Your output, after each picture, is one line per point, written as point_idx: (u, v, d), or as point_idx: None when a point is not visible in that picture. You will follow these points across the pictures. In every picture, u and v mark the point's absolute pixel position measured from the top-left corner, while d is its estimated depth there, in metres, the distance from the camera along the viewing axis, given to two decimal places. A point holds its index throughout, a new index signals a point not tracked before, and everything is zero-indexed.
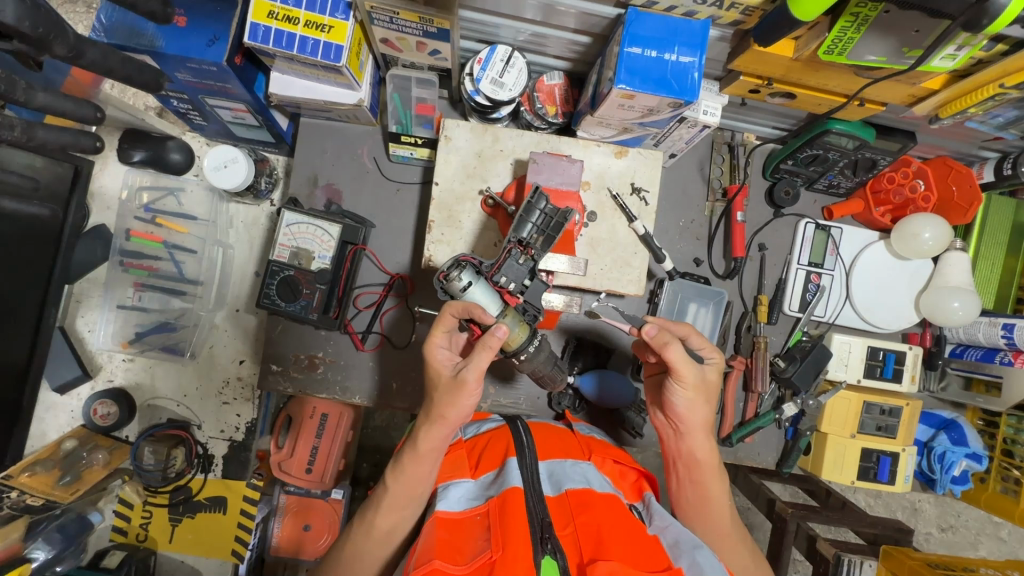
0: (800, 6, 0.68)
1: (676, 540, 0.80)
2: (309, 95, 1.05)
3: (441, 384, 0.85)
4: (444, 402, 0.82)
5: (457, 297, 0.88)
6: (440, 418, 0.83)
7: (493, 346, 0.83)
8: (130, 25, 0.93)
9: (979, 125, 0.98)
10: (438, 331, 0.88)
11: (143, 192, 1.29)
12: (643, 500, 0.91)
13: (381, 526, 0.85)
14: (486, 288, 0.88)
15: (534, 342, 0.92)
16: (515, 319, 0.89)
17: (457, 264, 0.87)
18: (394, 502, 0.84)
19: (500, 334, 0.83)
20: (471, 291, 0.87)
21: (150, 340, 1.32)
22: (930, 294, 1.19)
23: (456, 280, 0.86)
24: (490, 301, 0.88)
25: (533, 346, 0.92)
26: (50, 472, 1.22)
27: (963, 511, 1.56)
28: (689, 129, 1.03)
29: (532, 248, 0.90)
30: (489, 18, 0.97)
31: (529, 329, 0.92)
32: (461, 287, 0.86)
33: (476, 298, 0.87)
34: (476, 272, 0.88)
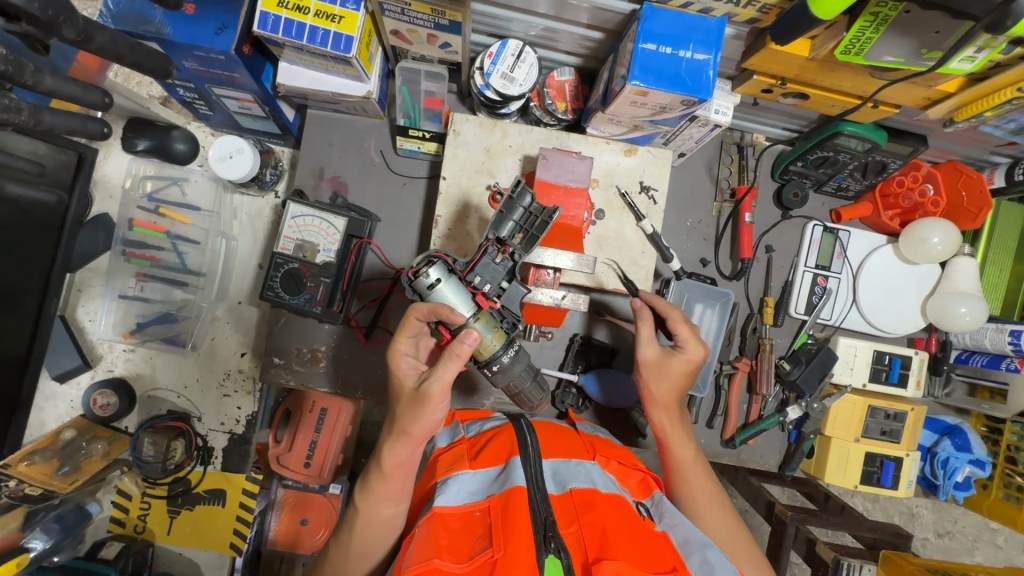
0: (821, 5, 0.68)
1: (686, 538, 0.79)
2: (317, 86, 1.04)
3: (404, 397, 0.84)
4: (410, 417, 0.81)
5: (426, 296, 0.85)
6: (431, 420, 0.82)
7: (463, 354, 0.80)
8: (138, 11, 0.92)
9: (993, 129, 0.98)
10: (403, 338, 0.87)
11: (148, 181, 1.29)
12: (649, 499, 0.90)
13: (381, 522, 0.85)
14: (457, 287, 0.85)
15: (508, 352, 0.88)
16: (488, 325, 0.87)
17: (429, 261, 0.85)
18: (392, 499, 0.84)
19: (468, 341, 0.80)
20: (440, 289, 0.84)
21: (151, 331, 1.31)
22: (938, 299, 1.18)
23: (424, 277, 0.83)
24: (461, 301, 0.85)
25: (507, 357, 0.88)
26: (49, 462, 1.21)
27: (962, 517, 1.56)
28: (700, 129, 1.02)
29: (510, 246, 0.88)
30: (501, 11, 0.96)
31: (504, 336, 0.88)
32: (431, 285, 0.84)
33: (446, 298, 0.84)
34: (447, 270, 0.86)
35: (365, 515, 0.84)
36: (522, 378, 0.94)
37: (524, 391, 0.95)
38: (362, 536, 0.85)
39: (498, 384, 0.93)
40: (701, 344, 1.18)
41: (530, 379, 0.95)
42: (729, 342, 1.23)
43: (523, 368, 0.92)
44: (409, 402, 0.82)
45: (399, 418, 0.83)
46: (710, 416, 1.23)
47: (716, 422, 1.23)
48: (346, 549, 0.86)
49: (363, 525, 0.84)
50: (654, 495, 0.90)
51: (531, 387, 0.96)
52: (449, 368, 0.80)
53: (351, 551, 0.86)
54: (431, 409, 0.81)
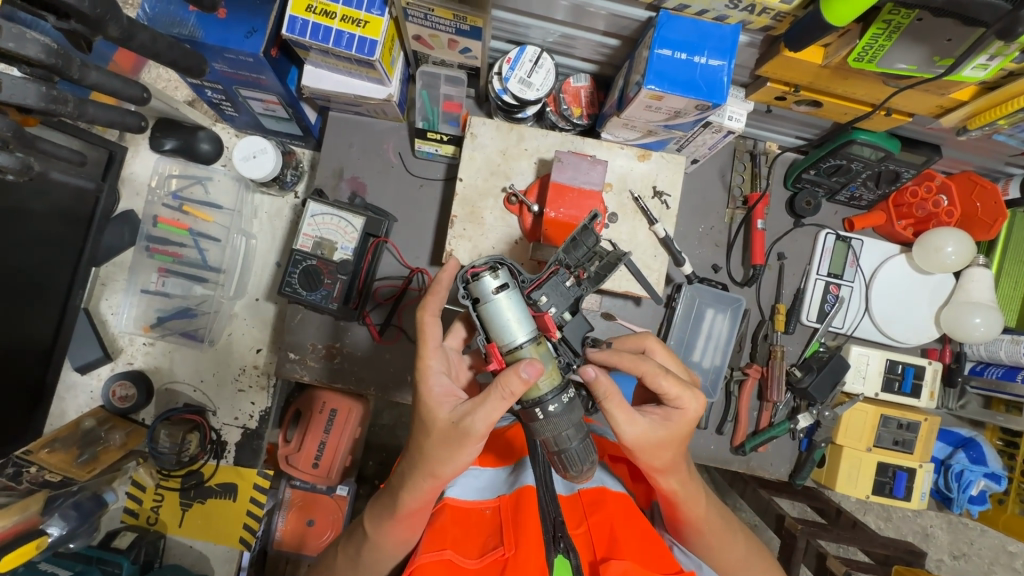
0: (833, 11, 0.69)
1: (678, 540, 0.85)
2: (340, 88, 1.07)
3: (436, 429, 0.75)
4: (443, 455, 0.75)
5: (483, 303, 0.72)
6: (465, 459, 0.75)
7: (518, 392, 0.69)
8: (173, 15, 0.97)
9: (1007, 138, 0.97)
10: (432, 353, 0.80)
11: (172, 179, 1.33)
12: (649, 507, 0.98)
13: (393, 535, 0.81)
14: (520, 304, 0.73)
15: (563, 396, 0.74)
16: (545, 356, 0.75)
17: (494, 265, 0.74)
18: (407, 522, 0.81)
19: (525, 375, 0.68)
20: (500, 298, 0.72)
21: (170, 325, 1.35)
22: (952, 309, 1.18)
23: (489, 279, 0.71)
24: (523, 318, 0.73)
25: (559, 403, 0.74)
26: (69, 450, 1.25)
27: (979, 538, 1.53)
28: (713, 134, 1.03)
29: (585, 273, 0.81)
30: (521, 18, 0.99)
31: (559, 376, 0.76)
32: (493, 290, 0.72)
33: (507, 310, 0.72)
34: (512, 279, 0.74)
35: (385, 527, 0.81)
36: (569, 437, 0.74)
37: (571, 454, 0.74)
38: (385, 539, 0.81)
39: (542, 437, 0.75)
40: (710, 348, 1.18)
41: (581, 442, 0.75)
42: (739, 348, 1.23)
43: (576, 424, 0.75)
44: (444, 434, 0.75)
45: (429, 455, 0.75)
46: (720, 422, 1.22)
47: (727, 428, 1.22)
48: (359, 550, 0.85)
49: (381, 533, 0.81)
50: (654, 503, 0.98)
51: (582, 452, 0.75)
52: (498, 406, 0.71)
53: (363, 557, 0.84)
54: (471, 446, 0.74)
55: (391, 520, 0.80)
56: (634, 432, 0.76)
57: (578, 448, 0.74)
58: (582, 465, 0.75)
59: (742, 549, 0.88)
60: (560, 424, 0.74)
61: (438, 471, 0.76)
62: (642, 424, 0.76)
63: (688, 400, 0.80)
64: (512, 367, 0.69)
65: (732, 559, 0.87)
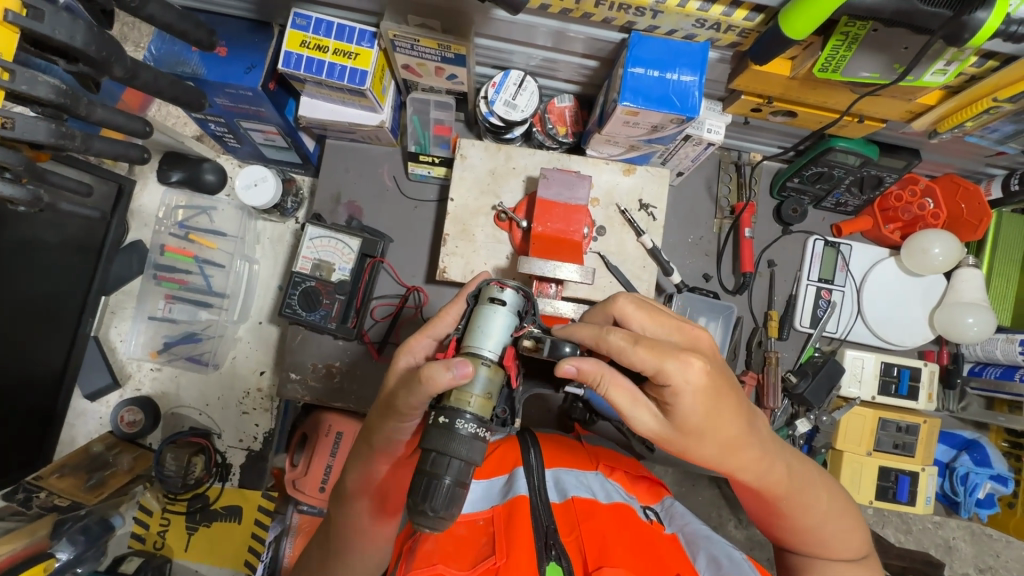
0: (790, 26, 0.72)
1: (692, 537, 0.83)
2: (335, 117, 1.12)
3: (383, 400, 0.77)
4: (376, 424, 0.75)
5: (479, 304, 0.70)
6: (393, 435, 0.74)
7: (435, 386, 0.63)
8: (177, 54, 1.03)
9: (979, 139, 0.99)
10: (421, 337, 0.78)
11: (179, 210, 1.38)
12: (659, 503, 0.93)
13: (356, 524, 0.82)
14: (507, 330, 0.69)
15: (476, 430, 0.63)
16: (490, 383, 0.66)
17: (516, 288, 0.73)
18: (373, 516, 0.82)
19: (453, 371, 0.62)
20: (495, 309, 0.69)
21: (177, 350, 1.40)
22: (944, 310, 1.19)
23: (498, 288, 0.70)
24: (496, 338, 0.68)
25: (466, 429, 0.62)
26: (77, 475, 1.29)
27: (1005, 550, 1.48)
28: (694, 147, 1.07)
29: None
30: (503, 45, 1.03)
31: (487, 413, 0.65)
32: (495, 298, 0.70)
33: (486, 321, 0.68)
34: (519, 306, 0.72)
35: (350, 510, 0.81)
36: (448, 468, 0.61)
37: (437, 486, 0.60)
38: (349, 526, 0.82)
39: (424, 446, 0.62)
40: None
41: (453, 484, 0.61)
42: (734, 356, 1.23)
43: (463, 461, 0.61)
44: (383, 405, 0.75)
45: (371, 422, 0.77)
46: None
47: None
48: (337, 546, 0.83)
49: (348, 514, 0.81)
50: (663, 500, 0.93)
51: (447, 496, 0.60)
52: (417, 391, 0.65)
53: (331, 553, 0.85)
54: (394, 421, 0.72)
55: (351, 506, 0.81)
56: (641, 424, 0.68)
57: (446, 485, 0.60)
58: (429, 513, 0.59)
59: (824, 508, 0.80)
60: (455, 447, 0.61)
61: (373, 442, 0.77)
62: (647, 409, 0.68)
63: (672, 368, 0.63)
64: (448, 360, 0.63)
65: (807, 522, 0.79)
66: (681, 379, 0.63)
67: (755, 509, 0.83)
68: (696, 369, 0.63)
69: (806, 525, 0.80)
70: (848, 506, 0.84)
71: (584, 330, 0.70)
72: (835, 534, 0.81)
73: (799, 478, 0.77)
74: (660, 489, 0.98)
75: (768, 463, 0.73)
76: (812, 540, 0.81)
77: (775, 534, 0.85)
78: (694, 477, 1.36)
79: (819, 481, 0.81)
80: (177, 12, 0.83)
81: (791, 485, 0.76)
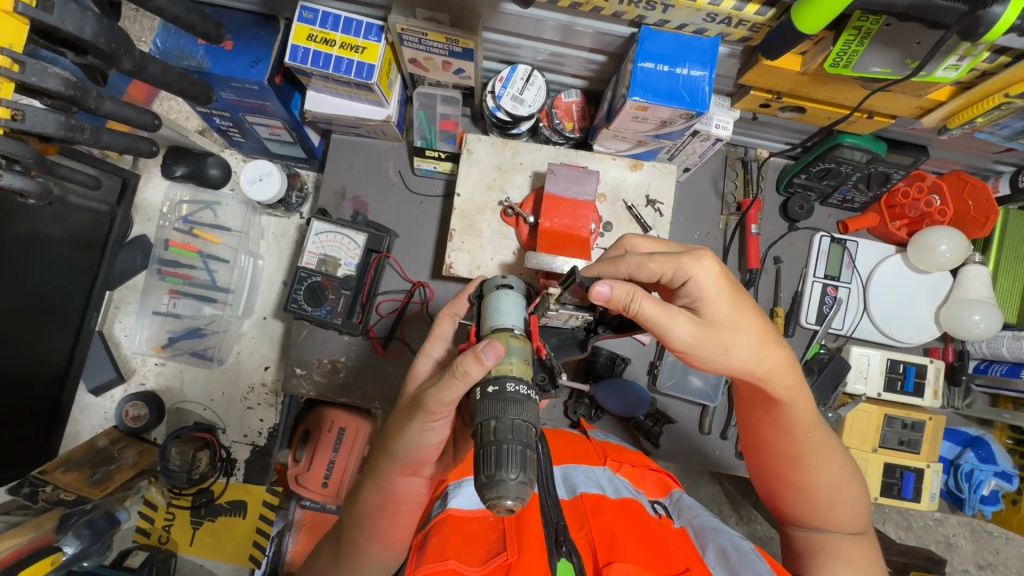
0: (803, 20, 0.72)
1: (700, 528, 0.83)
2: (341, 112, 1.12)
3: (404, 403, 0.75)
4: (399, 428, 0.74)
5: (487, 293, 0.71)
6: (411, 442, 0.72)
7: (471, 375, 0.60)
8: (182, 47, 1.02)
9: (989, 135, 0.99)
10: (433, 341, 0.79)
11: (183, 204, 1.38)
12: (668, 496, 0.93)
13: (368, 530, 0.81)
14: (522, 305, 0.69)
15: (528, 390, 0.60)
16: (523, 351, 0.64)
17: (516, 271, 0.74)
18: (385, 520, 0.81)
19: (484, 357, 0.59)
20: (503, 291, 0.69)
21: (181, 345, 1.39)
22: (951, 307, 1.18)
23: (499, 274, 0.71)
24: (514, 313, 0.67)
25: (517, 389, 0.59)
26: (82, 470, 1.29)
27: (1005, 546, 1.49)
28: (702, 143, 1.07)
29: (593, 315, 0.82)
30: (511, 39, 1.03)
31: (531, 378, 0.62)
32: (499, 284, 0.70)
33: (495, 304, 0.68)
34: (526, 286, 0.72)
35: (362, 520, 0.81)
36: (510, 432, 0.56)
37: (507, 448, 0.54)
38: (360, 533, 0.81)
39: (476, 424, 0.58)
40: None
41: (524, 447, 0.55)
42: None
43: (526, 422, 0.58)
44: (406, 409, 0.73)
45: (393, 426, 0.76)
46: (723, 428, 1.25)
47: (730, 433, 1.25)
48: (350, 547, 0.83)
49: (363, 519, 0.81)
50: (672, 493, 0.93)
51: (519, 457, 0.54)
52: (450, 385, 0.63)
53: (344, 559, 0.84)
54: (415, 425, 0.71)
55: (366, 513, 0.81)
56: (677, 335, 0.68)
57: (516, 448, 0.55)
58: (511, 481, 0.53)
59: (837, 464, 0.82)
60: (510, 410, 0.58)
61: (393, 450, 0.75)
62: (684, 322, 0.68)
63: (693, 265, 0.68)
64: (473, 349, 0.60)
65: (823, 475, 0.81)
66: (703, 275, 0.68)
67: (773, 464, 0.84)
68: (710, 262, 0.69)
69: (821, 479, 0.81)
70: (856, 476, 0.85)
71: (601, 267, 0.74)
72: (844, 498, 0.81)
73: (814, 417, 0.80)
74: (669, 480, 0.98)
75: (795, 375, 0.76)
76: (819, 505, 0.81)
77: (789, 503, 0.84)
78: (697, 473, 1.37)
79: (834, 435, 0.83)
80: (185, 5, 0.83)
81: (813, 403, 0.79)
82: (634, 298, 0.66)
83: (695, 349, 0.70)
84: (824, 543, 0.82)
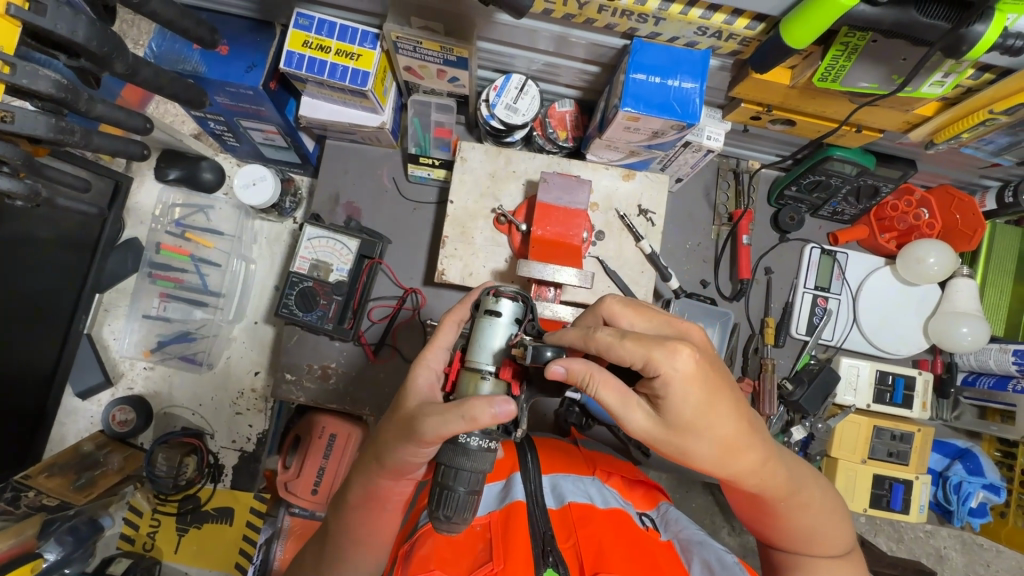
0: (791, 35, 0.73)
1: (686, 542, 0.83)
2: (336, 117, 1.12)
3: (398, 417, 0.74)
4: (394, 436, 0.74)
5: (480, 319, 0.74)
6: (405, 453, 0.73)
7: (479, 421, 0.65)
8: (177, 52, 1.02)
9: (975, 150, 1.00)
10: (433, 349, 0.80)
11: (176, 208, 1.37)
12: (656, 509, 0.93)
13: (355, 534, 0.81)
14: (506, 341, 0.73)
15: (484, 442, 0.69)
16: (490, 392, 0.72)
17: (517, 297, 0.75)
18: (371, 525, 0.81)
19: (498, 410, 0.64)
20: (493, 324, 0.73)
21: (170, 349, 1.38)
22: (938, 319, 1.20)
23: (495, 302, 0.73)
24: (491, 351, 0.72)
25: (477, 441, 0.69)
26: (66, 474, 1.27)
27: (995, 560, 1.49)
28: (694, 154, 1.08)
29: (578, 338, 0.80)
30: (505, 49, 1.04)
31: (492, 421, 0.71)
32: (492, 313, 0.73)
33: (484, 333, 0.73)
34: (516, 317, 0.74)
35: (348, 519, 0.81)
36: (460, 478, 0.68)
37: (452, 494, 0.67)
38: (346, 535, 0.81)
39: (438, 462, 0.70)
40: None
41: (467, 492, 0.68)
42: (731, 362, 1.23)
43: (476, 472, 0.68)
44: (402, 424, 0.73)
45: (387, 440, 0.75)
46: None
47: None
48: (336, 552, 0.82)
49: (351, 522, 0.81)
50: (659, 506, 0.94)
51: (462, 501, 0.68)
52: (453, 423, 0.66)
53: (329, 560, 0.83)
54: (412, 443, 0.71)
55: (355, 508, 0.80)
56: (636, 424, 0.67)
57: (460, 493, 0.68)
58: (447, 517, 0.68)
59: (816, 507, 0.80)
60: (464, 460, 0.68)
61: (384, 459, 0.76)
62: (641, 410, 0.67)
63: (662, 363, 0.63)
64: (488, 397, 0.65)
65: (802, 523, 0.79)
66: (672, 373, 0.63)
67: (751, 516, 0.82)
68: (683, 357, 0.63)
69: (800, 524, 0.79)
70: (839, 507, 0.83)
71: (573, 333, 0.69)
72: (826, 527, 0.80)
73: (793, 482, 0.76)
74: (657, 495, 0.98)
75: (769, 465, 0.72)
76: (800, 537, 0.81)
77: (765, 536, 0.84)
78: (688, 484, 1.36)
79: (815, 481, 0.80)
80: (180, 10, 0.83)
81: (788, 478, 0.75)
82: (586, 380, 0.67)
83: (651, 440, 0.68)
84: (810, 566, 0.81)
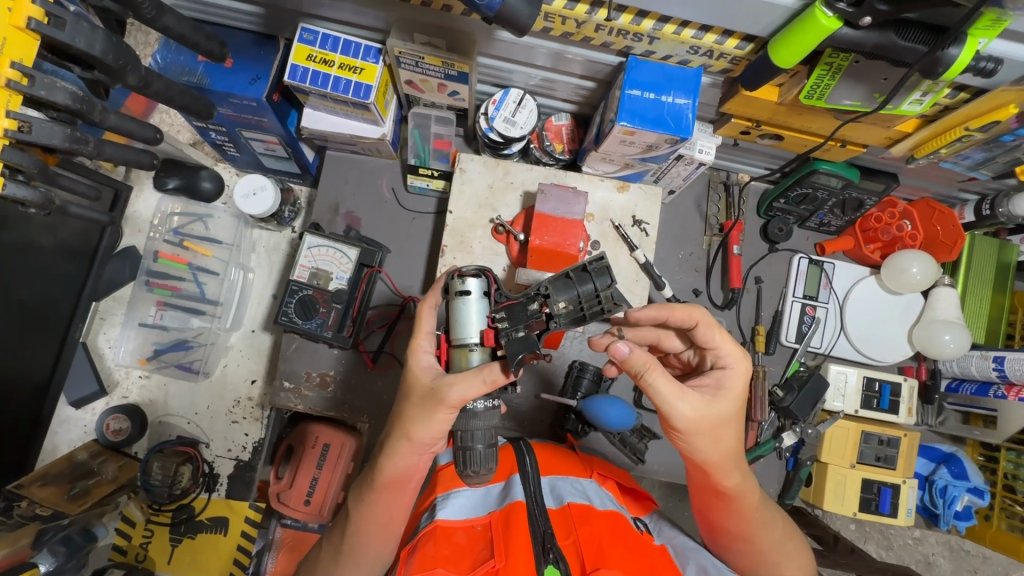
0: (778, 55, 0.77)
1: (681, 547, 0.85)
2: (337, 129, 1.14)
3: (417, 394, 0.77)
4: (418, 414, 0.76)
5: (451, 301, 0.76)
6: (436, 428, 0.77)
7: (497, 382, 0.72)
8: (182, 64, 1.04)
9: (953, 165, 1.05)
10: (422, 334, 0.81)
11: (174, 216, 1.39)
12: (649, 515, 0.95)
13: (367, 528, 0.82)
14: (483, 312, 0.75)
15: (488, 403, 0.78)
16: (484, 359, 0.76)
17: (478, 272, 0.76)
18: (380, 520, 0.82)
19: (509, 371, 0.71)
20: (466, 302, 0.74)
21: (166, 358, 1.38)
22: (922, 328, 1.23)
23: (460, 281, 0.74)
24: (472, 326, 0.75)
25: (484, 403, 0.77)
26: (61, 484, 1.27)
27: (983, 566, 1.52)
28: (686, 167, 1.11)
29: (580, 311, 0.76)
30: (504, 64, 1.07)
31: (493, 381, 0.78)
32: (461, 292, 0.75)
33: (460, 312, 0.75)
34: (485, 289, 0.76)
35: (363, 514, 0.82)
36: (475, 437, 0.77)
37: (472, 453, 0.76)
38: (360, 528, 0.82)
39: (453, 428, 0.78)
40: None
41: (486, 448, 0.77)
42: None
43: (491, 428, 0.77)
44: (424, 400, 0.76)
45: (407, 417, 0.78)
46: None
47: None
48: (336, 556, 0.84)
49: (365, 515, 0.82)
50: (652, 512, 0.95)
51: (483, 456, 0.76)
52: (474, 386, 0.72)
53: (342, 554, 0.84)
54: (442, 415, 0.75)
55: (371, 494, 0.81)
56: (683, 409, 0.75)
57: (479, 450, 0.76)
58: (473, 472, 0.76)
59: (781, 531, 0.87)
60: (474, 421, 0.77)
61: (414, 435, 0.78)
62: (691, 402, 0.75)
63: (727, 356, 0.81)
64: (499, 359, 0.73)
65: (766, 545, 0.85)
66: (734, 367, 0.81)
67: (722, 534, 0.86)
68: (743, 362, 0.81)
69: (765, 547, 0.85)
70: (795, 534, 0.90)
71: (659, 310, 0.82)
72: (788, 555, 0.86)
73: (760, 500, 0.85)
74: (648, 502, 0.98)
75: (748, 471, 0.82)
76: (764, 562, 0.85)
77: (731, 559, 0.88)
78: (681, 491, 1.38)
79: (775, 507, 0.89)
80: (191, 24, 0.86)
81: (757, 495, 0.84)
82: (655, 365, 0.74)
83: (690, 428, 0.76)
84: None
